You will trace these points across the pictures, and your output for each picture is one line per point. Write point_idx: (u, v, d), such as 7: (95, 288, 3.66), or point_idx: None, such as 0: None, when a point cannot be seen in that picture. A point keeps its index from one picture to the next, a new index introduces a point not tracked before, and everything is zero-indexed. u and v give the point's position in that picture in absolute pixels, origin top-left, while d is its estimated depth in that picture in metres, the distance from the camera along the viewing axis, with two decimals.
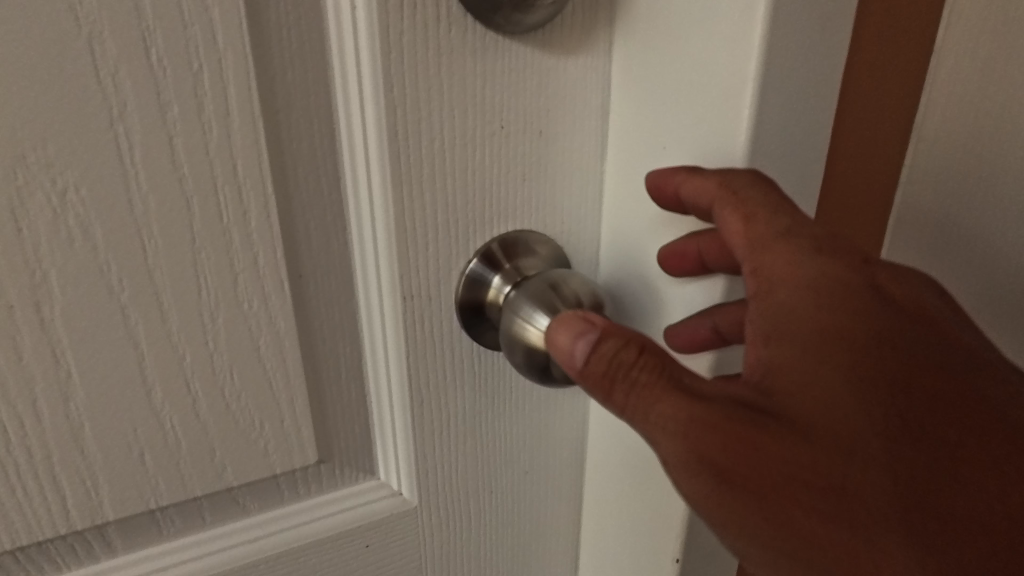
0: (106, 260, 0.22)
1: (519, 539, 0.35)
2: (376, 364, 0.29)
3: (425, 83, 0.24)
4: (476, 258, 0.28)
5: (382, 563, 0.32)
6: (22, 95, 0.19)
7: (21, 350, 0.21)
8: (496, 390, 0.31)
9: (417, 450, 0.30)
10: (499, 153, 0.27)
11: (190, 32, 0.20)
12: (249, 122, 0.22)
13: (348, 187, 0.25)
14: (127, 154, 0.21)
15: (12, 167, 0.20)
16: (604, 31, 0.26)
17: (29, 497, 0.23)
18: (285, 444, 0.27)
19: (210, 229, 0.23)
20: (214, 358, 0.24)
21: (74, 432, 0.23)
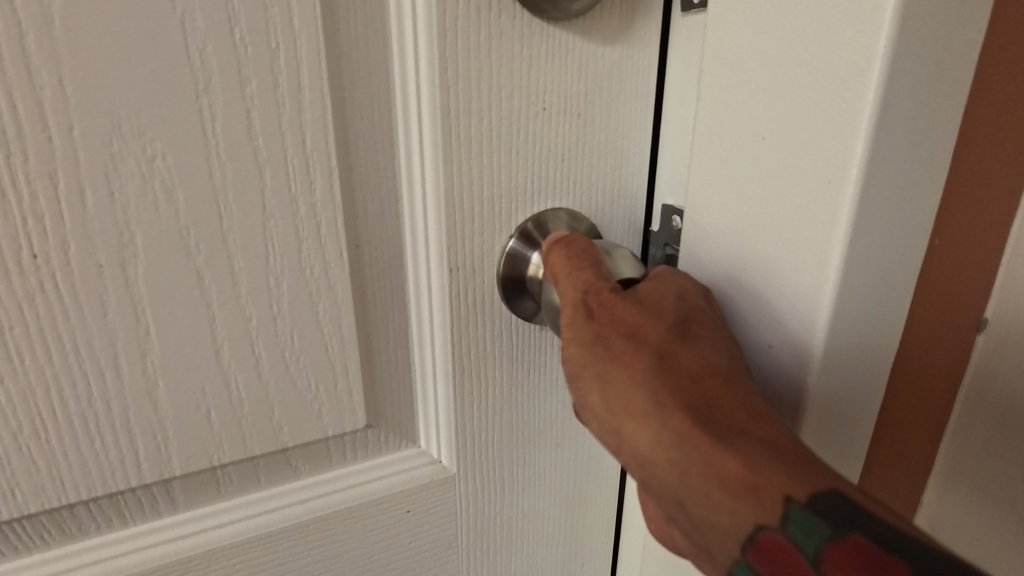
0: (185, 224, 0.23)
1: (548, 510, 0.37)
2: (422, 333, 0.30)
3: (476, 66, 0.26)
4: (515, 235, 0.30)
5: (421, 529, 0.34)
6: (118, 67, 0.21)
7: (107, 306, 0.23)
8: (532, 362, 0.32)
9: (457, 419, 0.32)
10: (541, 132, 0.28)
11: (270, 12, 0.22)
12: (318, 98, 0.24)
13: (403, 163, 0.27)
14: (210, 125, 0.23)
15: (108, 134, 0.21)
16: (641, 19, 0.28)
17: (106, 448, 0.25)
18: (338, 408, 0.29)
19: (279, 198, 0.24)
20: (277, 322, 0.26)
21: (150, 387, 0.25)
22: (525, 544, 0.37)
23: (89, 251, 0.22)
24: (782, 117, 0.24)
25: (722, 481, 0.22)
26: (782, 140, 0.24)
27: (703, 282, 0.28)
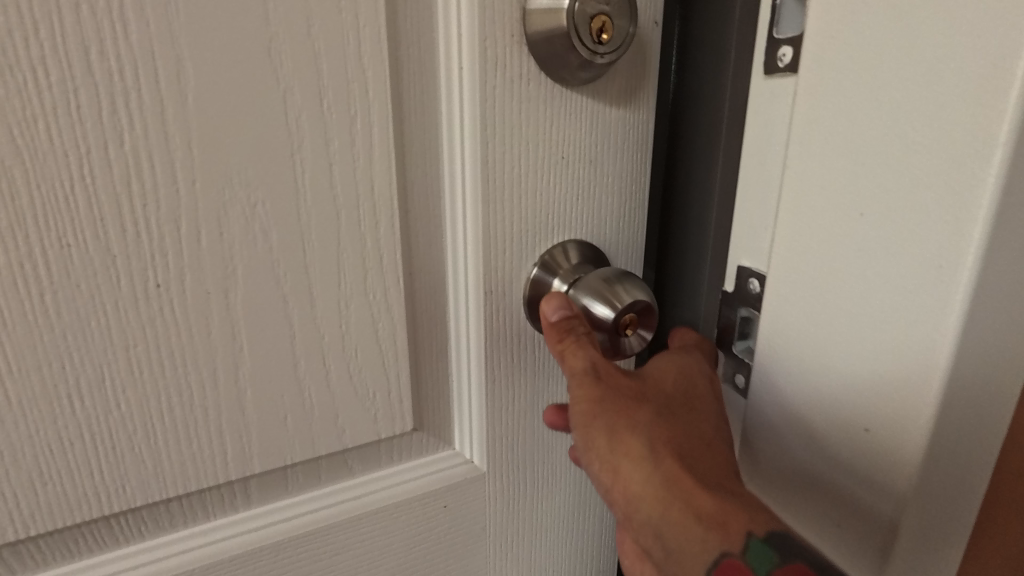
0: (276, 257, 0.28)
1: (565, 506, 0.41)
2: (460, 346, 0.35)
3: (509, 124, 0.32)
4: (537, 265, 0.35)
5: (456, 523, 0.38)
6: (231, 132, 0.26)
7: (211, 326, 0.28)
8: (554, 370, 0.37)
9: (489, 424, 0.37)
10: (560, 177, 0.34)
11: (351, 86, 0.27)
12: (386, 153, 0.29)
13: (446, 203, 0.32)
14: (301, 176, 0.28)
15: (222, 185, 0.26)
16: (641, 84, 0.34)
17: (201, 448, 0.29)
18: (390, 413, 0.33)
19: (352, 234, 0.29)
20: (345, 338, 0.31)
21: (240, 395, 0.29)
22: (545, 537, 0.41)
23: (201, 280, 0.27)
24: (887, 199, 0.25)
25: (699, 515, 0.29)
26: (885, 211, 0.25)
27: (795, 343, 0.30)
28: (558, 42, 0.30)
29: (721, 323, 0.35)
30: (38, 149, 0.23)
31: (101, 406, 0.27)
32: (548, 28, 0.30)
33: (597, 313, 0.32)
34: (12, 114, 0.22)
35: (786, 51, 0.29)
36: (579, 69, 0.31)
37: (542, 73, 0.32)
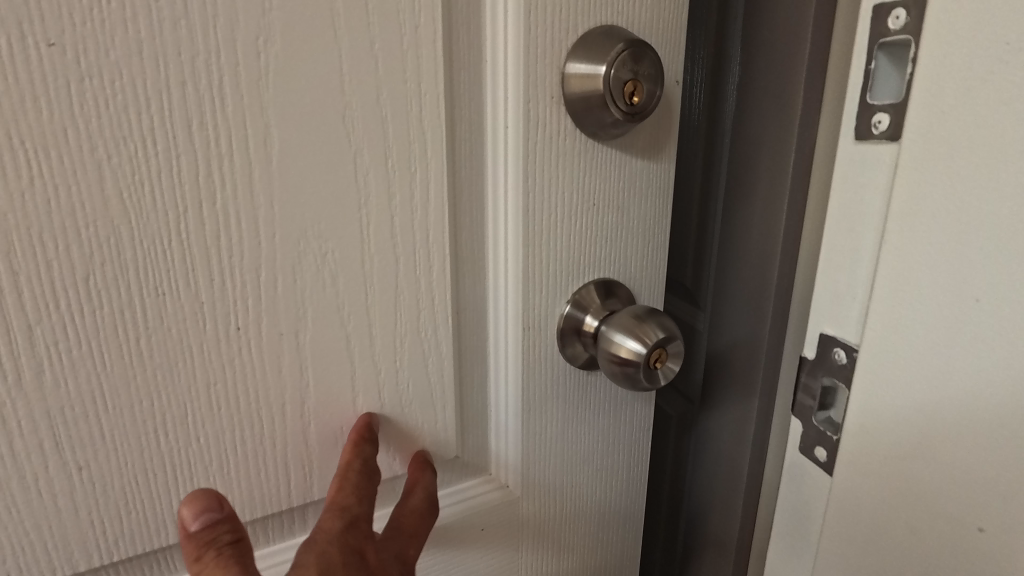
0: (342, 300, 0.31)
1: (591, 525, 0.44)
2: (498, 377, 0.38)
3: (548, 176, 0.35)
4: (570, 302, 0.38)
5: (490, 542, 0.41)
6: (308, 189, 0.28)
7: (282, 364, 0.30)
8: (583, 399, 0.40)
9: (524, 450, 0.39)
10: (592, 222, 0.37)
11: (412, 146, 0.30)
12: (440, 205, 0.32)
13: (489, 247, 0.35)
14: (366, 226, 0.30)
15: (298, 237, 0.29)
16: (664, 136, 0.38)
17: (269, 477, 0.31)
18: (437, 439, 0.36)
19: (408, 278, 0.32)
20: (399, 372, 0.34)
21: (305, 427, 0.32)
22: (572, 555, 0.44)
23: (275, 323, 0.29)
24: (1007, 296, 0.25)
25: None
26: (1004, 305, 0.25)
27: (901, 426, 0.30)
28: (594, 103, 0.33)
29: (804, 389, 0.37)
30: (143, 209, 0.26)
31: (182, 440, 0.29)
32: (586, 89, 0.33)
33: (627, 346, 0.35)
34: (122, 178, 0.25)
35: (882, 117, 0.30)
36: (612, 126, 0.34)
37: (577, 129, 0.35)
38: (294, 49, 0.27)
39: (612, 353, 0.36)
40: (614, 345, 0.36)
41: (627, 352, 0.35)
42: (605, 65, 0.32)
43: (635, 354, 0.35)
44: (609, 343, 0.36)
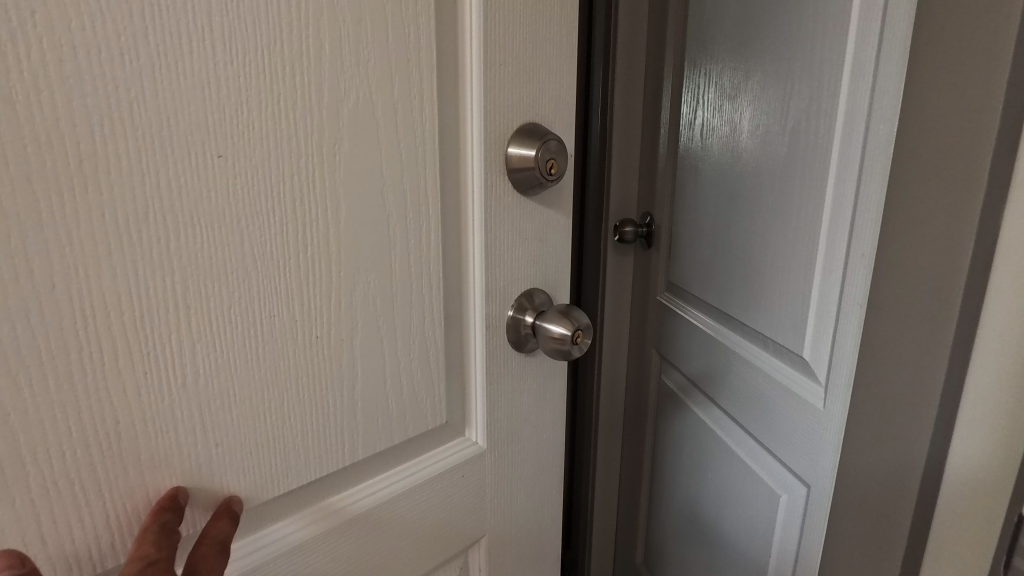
0: (378, 311, 0.44)
1: (535, 473, 0.60)
2: (472, 364, 0.53)
3: (500, 220, 0.51)
4: (513, 306, 0.54)
5: (468, 493, 0.54)
6: (360, 237, 0.42)
7: (341, 360, 0.43)
8: (526, 376, 0.57)
9: (489, 415, 0.54)
10: (526, 250, 0.54)
11: (420, 206, 0.45)
12: (435, 243, 0.47)
13: (462, 270, 0.51)
14: (393, 260, 0.45)
15: (353, 269, 0.42)
16: (565, 192, 0.56)
17: (330, 443, 0.44)
18: (436, 412, 0.50)
19: (417, 294, 0.47)
20: (412, 362, 0.47)
21: (354, 404, 0.44)
22: (522, 498, 0.59)
23: (338, 331, 0.42)
24: None
25: None
26: None
27: None
28: (530, 176, 0.50)
29: None
30: (262, 258, 0.38)
31: (277, 418, 0.41)
32: (523, 164, 0.50)
33: (557, 331, 0.53)
34: (252, 238, 0.37)
35: None
36: (538, 187, 0.52)
37: (516, 190, 0.52)
38: (356, 148, 0.41)
39: (549, 336, 0.53)
40: (547, 332, 0.53)
41: (557, 335, 0.53)
42: (534, 150, 0.50)
43: (565, 334, 0.53)
44: (544, 331, 0.53)
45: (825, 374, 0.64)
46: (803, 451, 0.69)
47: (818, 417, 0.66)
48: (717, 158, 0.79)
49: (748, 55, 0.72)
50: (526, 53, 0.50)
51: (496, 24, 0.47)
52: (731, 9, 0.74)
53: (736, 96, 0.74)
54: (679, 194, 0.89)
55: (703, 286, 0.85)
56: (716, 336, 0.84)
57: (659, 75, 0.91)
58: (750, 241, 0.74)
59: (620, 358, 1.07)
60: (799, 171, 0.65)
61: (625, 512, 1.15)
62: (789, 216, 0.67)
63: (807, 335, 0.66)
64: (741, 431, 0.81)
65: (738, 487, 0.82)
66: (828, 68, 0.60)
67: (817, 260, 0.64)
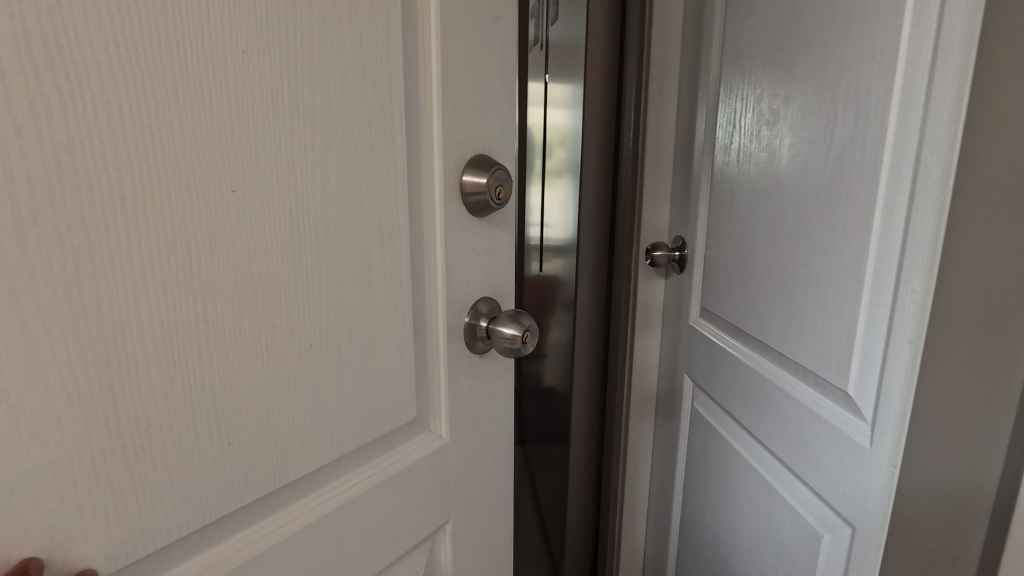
0: (364, 320, 0.49)
1: (487, 464, 0.65)
2: (436, 367, 0.58)
3: (459, 238, 0.57)
4: (469, 314, 0.60)
5: (436, 483, 0.59)
6: (348, 256, 0.46)
7: (336, 367, 0.47)
8: (480, 374, 0.63)
9: (451, 412, 0.60)
10: (480, 264, 0.61)
11: (396, 225, 0.50)
12: (407, 258, 0.52)
13: (429, 283, 0.56)
14: (373, 275, 0.49)
15: (344, 284, 0.46)
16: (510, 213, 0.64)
17: (327, 444, 0.47)
18: (410, 411, 0.55)
19: (393, 305, 0.51)
20: (389, 365, 0.52)
21: (344, 408, 0.48)
22: (477, 487, 0.65)
23: (333, 340, 0.46)
24: None
25: None
26: None
27: None
28: (482, 200, 0.57)
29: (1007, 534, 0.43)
30: (273, 277, 0.41)
31: (286, 425, 0.43)
32: (475, 190, 0.56)
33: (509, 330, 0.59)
34: (263, 257, 0.40)
35: None
36: (489, 209, 0.58)
37: (470, 214, 0.58)
38: (345, 177, 0.45)
39: (503, 337, 0.60)
40: (500, 333, 0.60)
41: (509, 335, 0.59)
42: (485, 178, 0.56)
43: (517, 334, 0.59)
44: (497, 332, 0.60)
45: (873, 412, 0.61)
46: (849, 492, 0.65)
47: (865, 456, 0.62)
48: (759, 178, 0.80)
49: (789, 78, 0.73)
50: (476, 88, 0.56)
51: (451, 63, 0.53)
52: (768, 34, 0.77)
53: (776, 123, 0.76)
54: (712, 217, 0.94)
55: (748, 318, 0.85)
56: (759, 369, 0.83)
57: (692, 113, 1.00)
58: (794, 266, 0.73)
59: (659, 372, 1.16)
60: (841, 196, 0.64)
61: (655, 518, 1.21)
62: (834, 239, 0.66)
63: (854, 368, 0.64)
64: (786, 468, 0.78)
65: (779, 523, 0.79)
66: (876, 87, 0.59)
67: (867, 286, 0.61)
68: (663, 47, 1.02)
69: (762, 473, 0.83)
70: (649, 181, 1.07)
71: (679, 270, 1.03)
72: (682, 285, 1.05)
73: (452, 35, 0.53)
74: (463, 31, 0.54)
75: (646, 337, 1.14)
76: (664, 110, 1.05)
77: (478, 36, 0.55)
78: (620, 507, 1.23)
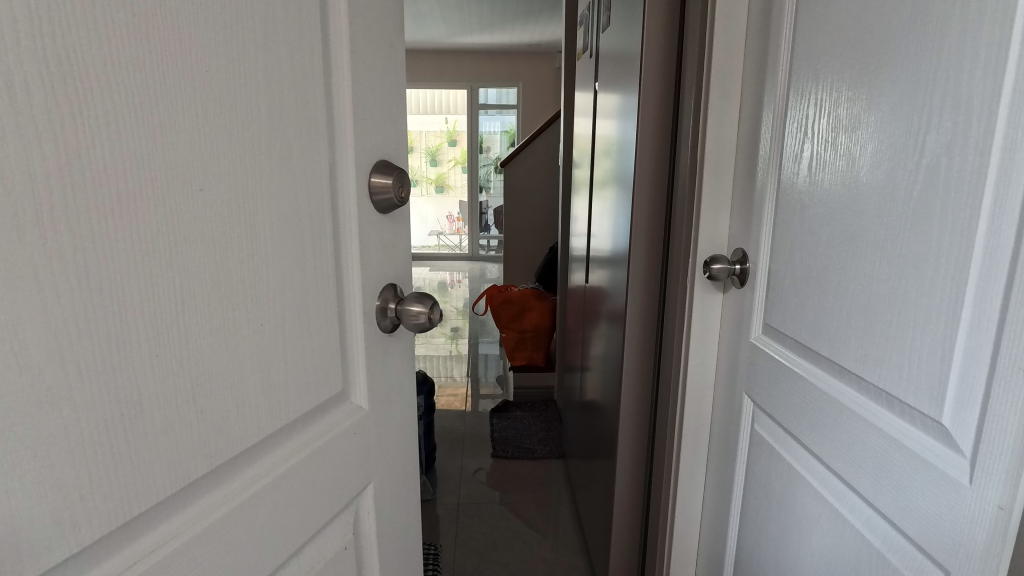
0: (288, 296, 0.50)
1: (399, 436, 0.68)
2: (358, 349, 0.60)
3: (371, 223, 0.59)
4: (380, 295, 0.61)
5: (360, 455, 0.61)
6: (274, 235, 0.48)
7: (266, 342, 0.48)
8: (393, 355, 0.65)
9: (369, 389, 0.62)
10: (388, 248, 0.62)
11: (314, 207, 0.52)
12: (326, 238, 0.54)
13: (347, 264, 0.57)
14: (297, 253, 0.50)
15: (274, 260, 0.48)
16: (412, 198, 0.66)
17: (260, 417, 0.48)
18: (331, 387, 0.56)
19: (316, 284, 0.53)
20: (312, 342, 0.53)
21: (274, 383, 0.49)
22: (391, 459, 0.67)
23: (262, 315, 0.47)
24: None
25: None
26: None
27: None
28: (387, 197, 0.59)
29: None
30: (209, 252, 0.42)
31: (222, 396, 0.44)
32: (382, 189, 0.58)
33: (419, 306, 0.61)
34: (198, 232, 0.41)
35: None
36: (392, 206, 0.60)
37: (374, 209, 0.59)
38: (267, 158, 0.46)
39: (411, 313, 0.61)
40: (409, 308, 0.61)
41: (420, 310, 0.61)
42: (392, 179, 0.58)
43: (423, 310, 0.62)
44: (406, 308, 0.61)
45: (974, 444, 0.56)
46: (941, 534, 0.60)
47: (963, 496, 0.57)
48: (835, 188, 0.77)
49: (873, 81, 0.70)
50: (380, 84, 0.58)
51: (360, 60, 0.56)
52: (848, 37, 0.74)
53: (856, 129, 0.73)
54: (779, 226, 0.91)
55: (820, 339, 0.80)
56: (828, 390, 0.79)
57: (756, 120, 0.97)
58: (877, 287, 0.69)
59: (714, 389, 1.12)
60: (935, 214, 0.60)
61: (708, 543, 1.15)
62: (927, 258, 0.61)
63: (949, 397, 0.59)
64: (864, 501, 0.72)
65: (853, 560, 0.74)
66: (978, 99, 0.55)
67: (964, 309, 0.57)
68: (727, 51, 1.00)
69: (833, 504, 0.78)
70: (711, 187, 1.05)
71: (739, 285, 1.01)
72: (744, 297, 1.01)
73: (359, 33, 0.55)
74: (367, 28, 0.56)
75: (701, 348, 1.11)
76: (726, 116, 1.03)
77: (380, 34, 0.58)
78: (672, 530, 1.19)
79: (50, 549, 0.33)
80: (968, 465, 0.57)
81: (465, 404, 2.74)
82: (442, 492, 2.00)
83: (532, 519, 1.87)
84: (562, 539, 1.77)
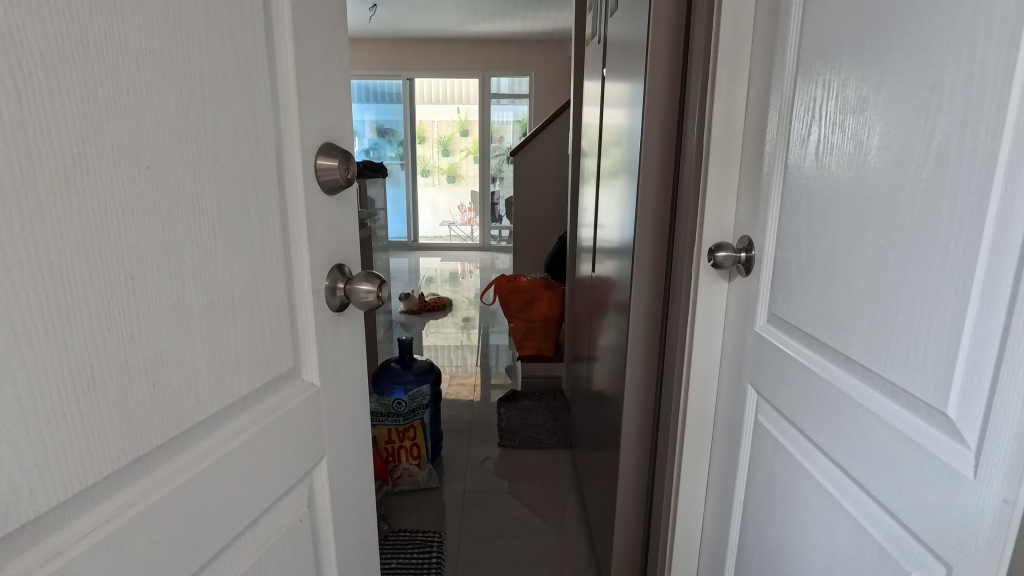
0: (241, 274, 0.53)
1: (348, 411, 0.71)
2: (307, 326, 0.63)
3: (316, 205, 0.62)
4: (328, 277, 0.65)
5: (312, 427, 0.64)
6: (225, 215, 0.50)
7: (220, 317, 0.51)
8: (341, 331, 0.68)
9: (318, 365, 0.65)
10: (334, 230, 0.65)
11: (262, 189, 0.55)
12: (273, 220, 0.56)
13: (296, 246, 0.60)
14: (247, 232, 0.53)
15: (225, 240, 0.50)
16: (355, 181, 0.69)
17: (216, 388, 0.51)
18: (284, 362, 0.59)
19: (266, 264, 0.56)
20: (264, 319, 0.56)
21: (229, 356, 0.52)
22: (342, 433, 0.70)
23: (215, 291, 0.50)
24: None
25: None
26: None
27: None
28: (332, 177, 0.62)
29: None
30: (162, 230, 0.44)
31: (179, 367, 0.47)
32: (328, 171, 0.62)
33: (366, 285, 0.66)
34: (151, 211, 0.43)
35: None
36: (338, 187, 0.64)
37: (321, 189, 0.63)
38: (217, 141, 0.49)
39: (360, 292, 0.65)
40: (357, 288, 0.66)
41: (367, 288, 0.66)
42: (337, 161, 0.62)
43: (371, 288, 0.66)
44: (354, 289, 0.65)
45: (979, 436, 0.54)
46: (942, 526, 0.58)
47: (965, 487, 0.55)
48: (841, 171, 0.74)
49: (881, 58, 0.67)
50: (320, 73, 0.62)
51: (303, 50, 0.58)
52: (858, 16, 0.71)
53: (865, 110, 0.70)
54: (785, 211, 0.88)
55: (825, 328, 0.78)
56: (832, 380, 0.77)
57: (764, 103, 0.94)
58: (885, 274, 0.66)
59: (719, 379, 1.10)
60: (946, 195, 0.58)
61: (710, 534, 1.14)
62: (935, 242, 0.59)
63: (954, 387, 0.57)
64: (866, 493, 0.71)
65: (855, 552, 0.72)
66: (991, 74, 0.53)
67: (972, 295, 0.55)
68: (735, 32, 0.97)
69: (835, 496, 0.76)
70: (717, 174, 1.03)
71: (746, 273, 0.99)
72: (749, 286, 0.99)
73: (301, 22, 0.58)
74: (308, 17, 0.59)
75: (705, 337, 1.09)
76: (733, 100, 1.00)
77: (321, 24, 0.61)
78: (676, 519, 1.18)
79: (12, 513, 0.35)
80: (973, 456, 0.55)
81: (473, 393, 2.75)
82: (448, 479, 2.01)
83: (537, 508, 1.86)
84: (567, 526, 1.78)
